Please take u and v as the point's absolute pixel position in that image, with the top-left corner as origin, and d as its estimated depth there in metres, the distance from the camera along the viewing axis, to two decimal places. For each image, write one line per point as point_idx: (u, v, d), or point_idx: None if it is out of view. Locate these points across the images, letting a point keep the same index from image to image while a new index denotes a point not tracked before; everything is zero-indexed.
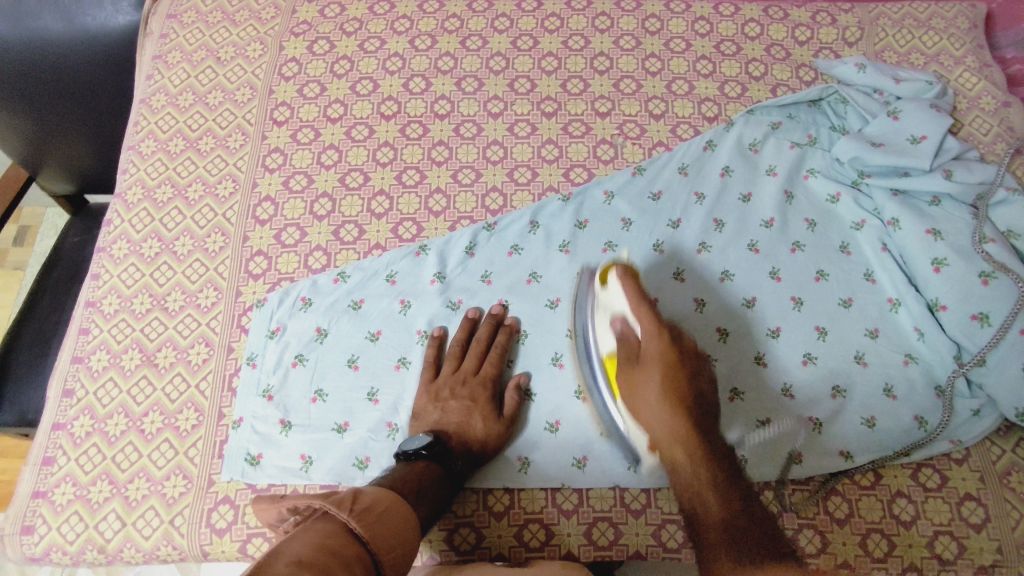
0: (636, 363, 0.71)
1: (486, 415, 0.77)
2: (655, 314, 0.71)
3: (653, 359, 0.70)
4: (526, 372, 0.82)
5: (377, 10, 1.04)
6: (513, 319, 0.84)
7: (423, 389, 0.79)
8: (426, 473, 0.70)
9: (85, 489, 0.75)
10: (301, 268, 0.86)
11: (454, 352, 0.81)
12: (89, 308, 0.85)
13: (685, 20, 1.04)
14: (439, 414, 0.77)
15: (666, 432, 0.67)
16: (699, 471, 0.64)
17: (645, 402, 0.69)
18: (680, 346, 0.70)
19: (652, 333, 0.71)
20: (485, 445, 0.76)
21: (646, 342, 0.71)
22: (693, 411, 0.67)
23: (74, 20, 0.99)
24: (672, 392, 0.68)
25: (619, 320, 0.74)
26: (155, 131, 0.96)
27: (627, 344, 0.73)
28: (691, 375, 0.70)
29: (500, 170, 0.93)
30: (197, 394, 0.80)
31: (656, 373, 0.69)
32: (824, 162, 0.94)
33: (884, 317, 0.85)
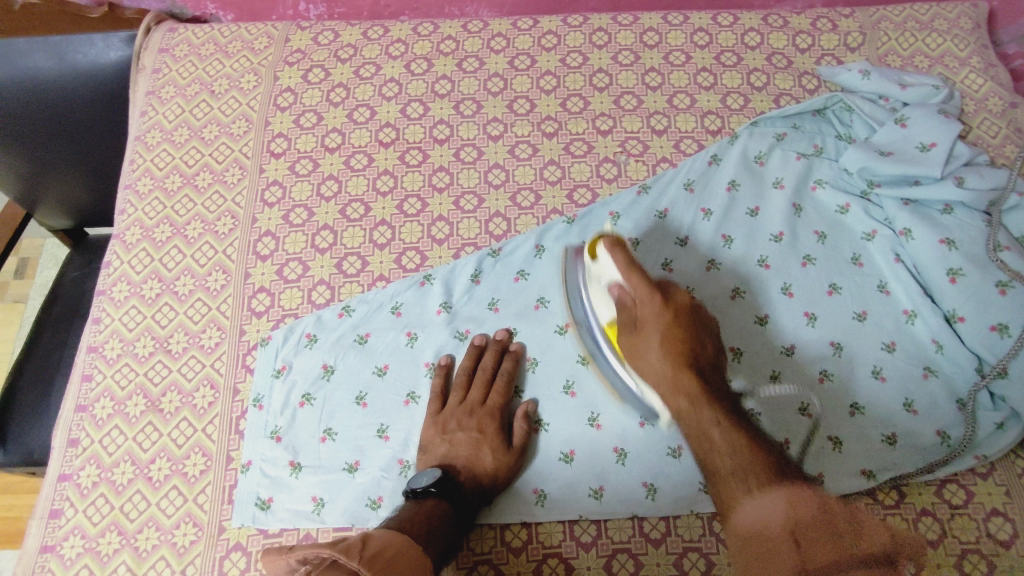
0: (633, 326, 0.71)
1: (496, 448, 0.76)
2: (649, 280, 0.70)
3: (650, 321, 0.69)
4: (534, 400, 0.80)
5: (371, 35, 1.02)
6: (519, 346, 0.82)
7: (429, 422, 0.78)
8: (435, 511, 0.69)
9: (94, 541, 0.74)
10: (305, 304, 0.85)
11: (461, 382, 0.80)
12: (92, 353, 0.84)
13: (684, 32, 1.02)
14: (447, 446, 0.76)
15: (666, 383, 0.68)
16: (705, 416, 0.64)
17: (645, 360, 0.69)
18: (676, 303, 0.69)
19: (644, 295, 0.69)
20: (495, 477, 0.75)
21: (641, 304, 0.70)
22: (695, 364, 0.67)
23: (64, 58, 0.99)
24: (674, 348, 0.67)
25: (615, 286, 0.72)
26: (152, 168, 0.95)
27: (625, 310, 0.71)
28: (690, 328, 0.69)
29: (502, 194, 0.92)
30: (204, 438, 0.78)
31: (655, 334, 0.69)
32: (832, 172, 0.92)
33: (900, 330, 0.83)
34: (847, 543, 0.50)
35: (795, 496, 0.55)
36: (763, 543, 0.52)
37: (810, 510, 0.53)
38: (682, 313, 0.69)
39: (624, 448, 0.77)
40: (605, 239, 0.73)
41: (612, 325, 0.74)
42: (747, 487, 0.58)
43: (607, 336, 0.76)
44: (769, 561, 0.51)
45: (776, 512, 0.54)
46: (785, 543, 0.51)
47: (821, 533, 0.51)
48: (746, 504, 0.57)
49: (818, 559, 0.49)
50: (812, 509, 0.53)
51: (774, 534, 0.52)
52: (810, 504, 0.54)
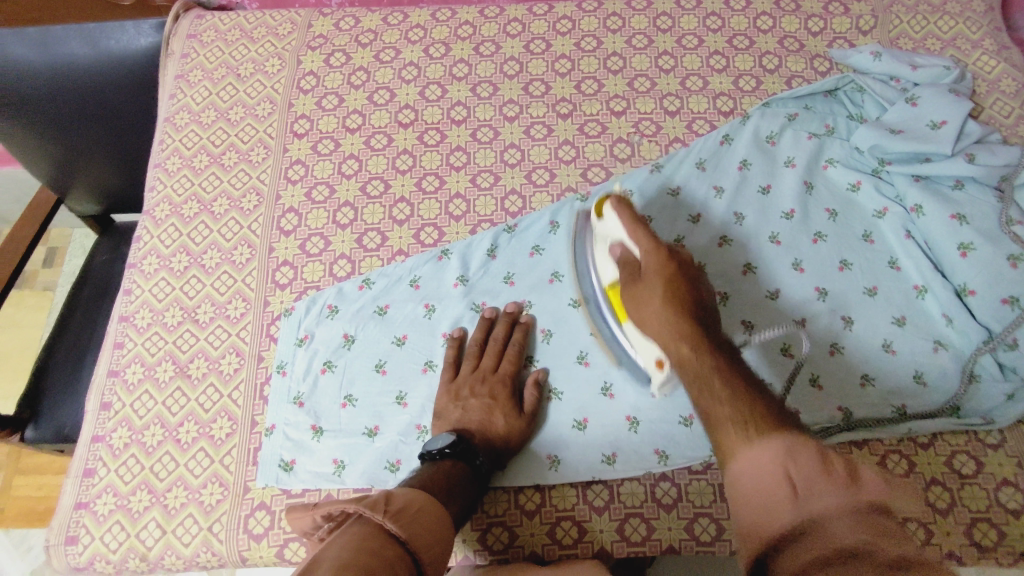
0: (636, 278, 0.69)
1: (508, 413, 0.78)
2: (652, 235, 0.70)
3: (653, 270, 0.68)
4: (543, 368, 0.82)
5: (391, 21, 1.05)
6: (529, 317, 0.84)
7: (443, 389, 0.80)
8: (452, 471, 0.71)
9: (125, 499, 0.77)
10: (327, 277, 0.88)
11: (473, 352, 0.82)
12: (123, 322, 0.87)
13: (697, 16, 1.04)
14: (460, 412, 0.78)
15: (664, 333, 0.64)
16: (706, 361, 0.59)
17: (646, 310, 0.66)
18: (677, 255, 0.68)
19: (649, 248, 0.69)
20: (508, 440, 0.77)
21: (644, 256, 0.69)
22: (696, 310, 0.64)
23: (98, 44, 1.02)
24: (673, 295, 0.65)
25: (618, 246, 0.73)
26: (180, 148, 0.98)
27: (627, 265, 0.71)
28: (691, 282, 0.67)
29: (517, 172, 0.94)
30: (230, 403, 0.81)
31: (656, 282, 0.66)
32: (843, 151, 0.93)
33: (911, 304, 0.84)
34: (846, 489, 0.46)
35: (794, 446, 0.50)
36: (759, 488, 0.49)
37: (810, 461, 0.49)
38: (685, 268, 0.68)
39: (637, 417, 0.78)
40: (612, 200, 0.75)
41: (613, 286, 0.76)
42: (748, 438, 0.52)
43: (607, 298, 0.79)
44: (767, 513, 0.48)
45: (773, 462, 0.50)
46: (783, 495, 0.47)
47: (819, 481, 0.47)
48: (743, 459, 0.51)
49: (815, 506, 0.46)
50: (810, 462, 0.49)
51: (770, 487, 0.48)
52: (808, 454, 0.49)
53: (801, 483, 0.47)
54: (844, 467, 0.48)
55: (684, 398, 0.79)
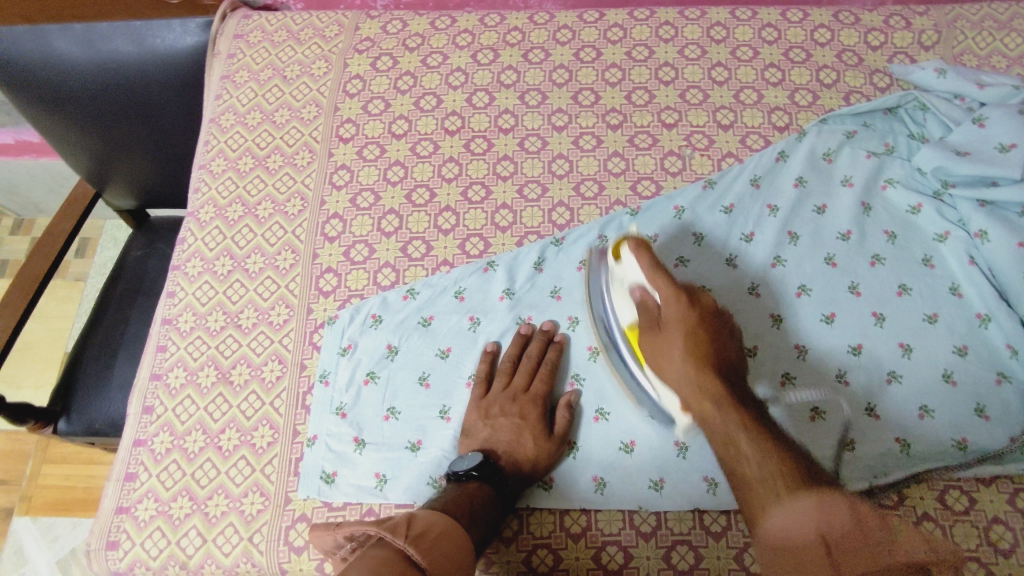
0: (657, 327, 0.74)
1: (537, 434, 0.76)
2: (672, 282, 0.73)
3: (674, 321, 0.72)
4: (578, 389, 0.80)
5: (439, 25, 1.04)
6: (564, 336, 0.83)
7: (474, 406, 0.78)
8: (479, 493, 0.69)
9: (166, 505, 0.77)
10: (371, 285, 0.87)
11: (506, 368, 0.80)
12: (166, 325, 0.87)
13: (752, 28, 1.01)
14: (489, 431, 0.76)
15: (687, 385, 0.69)
16: (728, 417, 0.65)
17: (668, 359, 0.72)
18: (698, 308, 0.72)
19: (668, 297, 0.72)
20: (536, 464, 0.75)
21: (665, 308, 0.73)
22: (717, 367, 0.69)
23: (144, 42, 1.02)
24: (695, 350, 0.70)
25: (636, 288, 0.76)
26: (225, 150, 0.98)
27: (648, 312, 0.75)
28: (712, 336, 0.72)
29: (566, 183, 0.92)
30: (272, 411, 0.81)
31: (678, 336, 0.71)
32: (904, 172, 0.90)
33: (973, 333, 0.81)
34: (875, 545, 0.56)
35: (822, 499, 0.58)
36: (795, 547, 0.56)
37: (841, 518, 0.57)
38: (704, 320, 0.72)
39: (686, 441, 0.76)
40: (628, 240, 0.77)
41: (632, 327, 0.77)
42: (775, 493, 0.59)
43: (628, 340, 0.78)
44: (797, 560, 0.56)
45: (806, 521, 0.57)
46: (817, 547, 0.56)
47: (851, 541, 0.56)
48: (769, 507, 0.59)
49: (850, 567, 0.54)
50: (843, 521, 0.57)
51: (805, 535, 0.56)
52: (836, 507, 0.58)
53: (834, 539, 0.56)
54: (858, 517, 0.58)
55: None
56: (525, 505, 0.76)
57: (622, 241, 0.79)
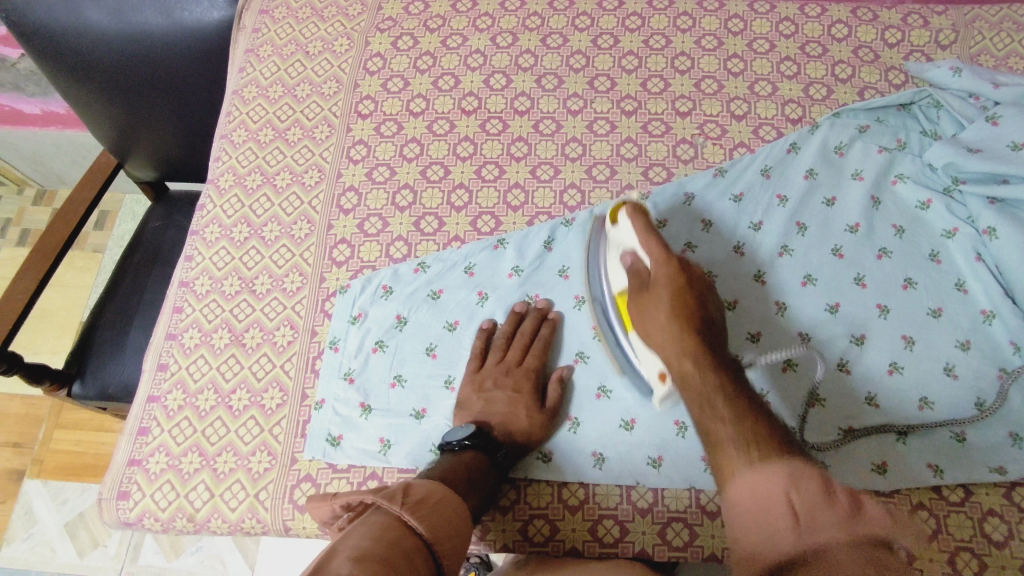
0: (646, 288, 0.74)
1: (530, 407, 0.77)
2: (664, 245, 0.74)
3: (662, 283, 0.73)
4: (570, 364, 0.82)
5: (460, 8, 1.05)
6: (558, 314, 0.84)
7: (468, 379, 0.80)
8: (473, 463, 0.71)
9: (177, 459, 0.79)
10: (383, 257, 0.89)
11: (500, 344, 0.82)
12: (183, 287, 0.89)
13: (770, 21, 1.02)
14: (483, 404, 0.78)
15: (669, 343, 0.69)
16: (706, 377, 0.64)
17: (653, 319, 0.72)
18: (687, 271, 0.73)
19: (659, 260, 0.73)
20: (530, 435, 0.77)
21: (654, 269, 0.73)
22: (699, 329, 0.69)
23: (173, 15, 1.03)
24: (680, 310, 0.70)
25: (629, 255, 0.76)
26: (247, 121, 1.00)
27: (637, 275, 0.75)
28: (697, 298, 0.71)
29: (578, 166, 0.94)
30: (282, 374, 0.83)
31: (665, 296, 0.72)
32: (915, 167, 0.91)
33: (977, 329, 0.82)
34: (846, 518, 0.47)
35: (796, 470, 0.52)
36: (754, 509, 0.51)
37: (813, 489, 0.50)
38: (691, 283, 0.72)
39: (685, 421, 0.77)
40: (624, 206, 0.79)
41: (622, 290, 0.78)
42: (747, 457, 0.54)
43: (617, 305, 0.79)
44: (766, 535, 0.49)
45: (776, 487, 0.51)
46: (784, 519, 0.49)
47: (822, 513, 0.48)
48: (742, 471, 0.54)
49: (816, 536, 0.47)
50: (813, 489, 0.50)
51: (760, 502, 0.51)
52: (812, 479, 0.51)
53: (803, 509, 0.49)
54: (848, 496, 0.49)
55: None
56: (524, 477, 0.77)
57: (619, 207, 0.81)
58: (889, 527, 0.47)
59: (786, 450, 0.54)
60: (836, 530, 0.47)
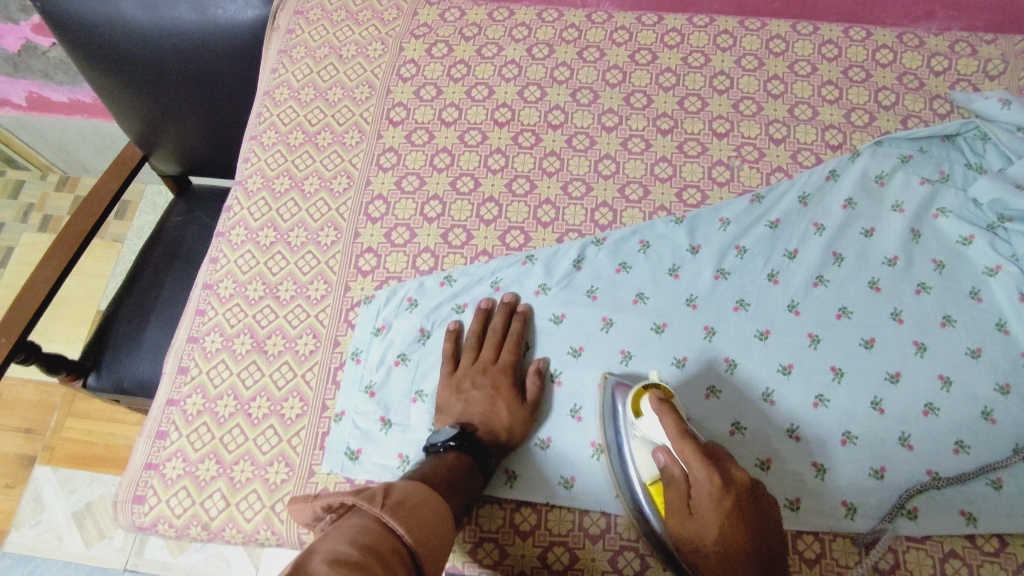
0: (688, 508, 0.65)
1: (510, 402, 0.77)
2: (703, 455, 0.63)
3: (707, 508, 0.63)
4: (546, 357, 0.82)
5: (497, 17, 1.04)
6: (526, 306, 0.84)
7: (444, 383, 0.79)
8: (456, 465, 0.69)
9: (194, 466, 0.78)
10: (409, 269, 0.87)
11: (471, 344, 0.82)
12: (207, 290, 0.88)
13: (813, 43, 1.00)
14: (462, 406, 0.77)
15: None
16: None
17: (702, 546, 0.64)
18: (733, 484, 0.63)
19: (700, 476, 0.63)
20: (512, 432, 0.76)
21: (696, 485, 0.64)
22: (761, 558, 0.61)
23: (206, 12, 1.03)
24: (735, 540, 0.62)
25: (661, 451, 0.67)
26: (277, 123, 0.99)
27: (676, 488, 0.65)
28: (750, 509, 0.63)
29: (611, 184, 0.92)
30: (303, 383, 0.81)
31: (711, 520, 0.63)
32: (958, 201, 0.88)
33: (1018, 373, 0.79)
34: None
35: None
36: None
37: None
38: (740, 498, 0.62)
39: None
40: (654, 395, 0.69)
41: (657, 487, 0.69)
42: None
43: (650, 496, 0.69)
44: None
45: None
46: None
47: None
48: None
49: None
50: None
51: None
52: None
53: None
54: None
55: (760, 442, 0.78)
56: (545, 502, 0.76)
57: (644, 391, 0.71)
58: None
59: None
60: None
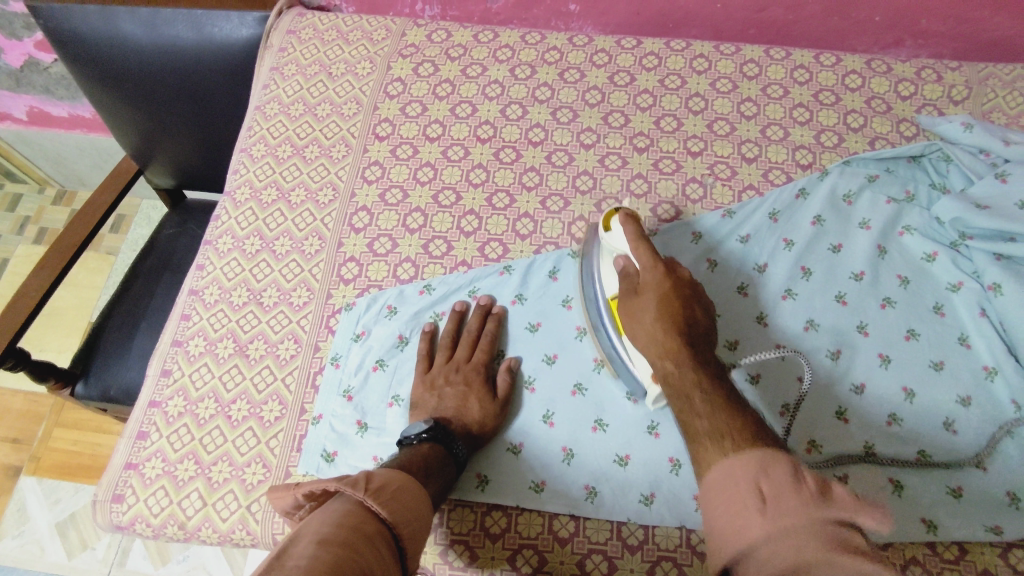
0: (634, 292, 0.74)
1: (482, 398, 0.79)
2: (654, 251, 0.75)
3: (650, 290, 0.73)
4: (517, 356, 0.84)
5: (482, 38, 1.08)
6: (501, 309, 0.87)
7: (418, 380, 0.82)
8: (431, 453, 0.71)
9: (173, 466, 0.80)
10: (390, 277, 0.90)
11: (446, 343, 0.84)
12: (192, 295, 0.91)
13: (785, 67, 1.04)
14: (435, 401, 0.80)
15: (655, 343, 0.69)
16: (688, 377, 0.64)
17: (641, 321, 0.72)
18: (676, 274, 0.74)
19: (647, 264, 0.74)
20: (482, 426, 0.78)
21: (642, 272, 0.74)
22: (684, 325, 0.69)
23: (203, 29, 1.07)
24: (665, 309, 0.71)
25: (621, 257, 0.77)
26: (267, 136, 1.02)
27: (627, 280, 0.75)
28: (685, 297, 0.72)
29: (588, 199, 0.95)
30: (282, 387, 0.83)
31: (651, 297, 0.72)
32: (922, 220, 0.91)
33: (978, 386, 0.81)
34: (811, 502, 0.47)
35: (767, 459, 0.51)
36: (725, 507, 0.50)
37: (782, 476, 0.49)
38: (679, 284, 0.73)
39: (680, 459, 0.77)
40: (620, 213, 0.79)
41: (616, 300, 0.78)
42: (722, 451, 0.54)
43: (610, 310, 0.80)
44: (732, 524, 0.49)
45: (747, 471, 0.51)
46: (750, 504, 0.49)
47: (788, 498, 0.48)
48: (715, 467, 0.53)
49: (785, 519, 0.47)
50: (782, 476, 0.49)
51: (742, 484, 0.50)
52: (781, 469, 0.50)
53: (769, 492, 0.49)
54: (816, 483, 0.49)
55: None
56: (516, 506, 0.77)
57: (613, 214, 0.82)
58: (856, 504, 0.47)
59: (764, 444, 0.53)
60: (803, 512, 0.47)
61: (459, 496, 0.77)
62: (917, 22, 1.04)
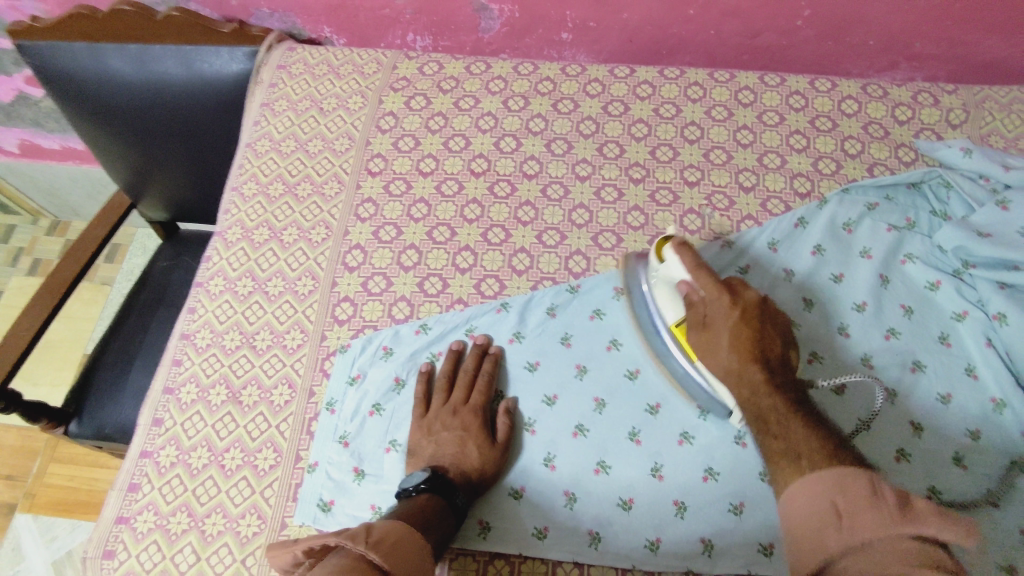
0: (703, 322, 0.74)
1: (480, 444, 0.77)
2: (716, 280, 0.75)
3: (719, 319, 0.73)
4: (515, 398, 0.83)
5: (474, 70, 1.07)
6: (499, 349, 0.85)
7: (415, 425, 0.80)
8: (429, 505, 0.69)
9: (165, 519, 0.78)
10: (385, 317, 0.88)
11: (442, 385, 0.82)
12: (184, 339, 0.89)
13: (780, 94, 1.03)
14: (433, 448, 0.78)
15: (732, 373, 0.71)
16: (767, 402, 0.68)
17: (713, 351, 0.73)
18: (743, 301, 0.73)
19: (712, 294, 0.74)
20: (482, 472, 0.76)
21: (709, 301, 0.74)
22: (760, 357, 0.70)
23: (192, 65, 1.08)
24: (739, 341, 0.71)
25: (683, 285, 0.77)
26: (258, 174, 1.01)
27: (693, 310, 0.75)
28: (757, 324, 0.72)
29: (584, 233, 0.94)
30: (277, 435, 0.82)
31: (723, 331, 0.72)
32: (925, 248, 0.90)
33: (986, 418, 0.80)
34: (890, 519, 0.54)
35: (844, 478, 0.58)
36: (806, 523, 0.58)
37: (859, 491, 0.57)
38: (749, 310, 0.73)
39: (685, 501, 0.75)
40: (672, 243, 0.79)
41: (679, 326, 0.78)
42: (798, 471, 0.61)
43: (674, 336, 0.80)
44: (815, 542, 0.56)
45: (823, 491, 0.58)
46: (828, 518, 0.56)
47: (863, 514, 0.55)
48: (791, 486, 0.61)
49: (859, 536, 0.54)
50: (859, 490, 0.57)
51: (818, 502, 0.58)
52: (858, 484, 0.57)
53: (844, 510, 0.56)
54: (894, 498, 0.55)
55: (735, 486, 0.76)
56: (518, 553, 0.75)
57: (665, 243, 0.81)
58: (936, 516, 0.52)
59: (839, 461, 0.60)
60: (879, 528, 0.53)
61: (459, 545, 0.75)
62: (912, 45, 1.04)
